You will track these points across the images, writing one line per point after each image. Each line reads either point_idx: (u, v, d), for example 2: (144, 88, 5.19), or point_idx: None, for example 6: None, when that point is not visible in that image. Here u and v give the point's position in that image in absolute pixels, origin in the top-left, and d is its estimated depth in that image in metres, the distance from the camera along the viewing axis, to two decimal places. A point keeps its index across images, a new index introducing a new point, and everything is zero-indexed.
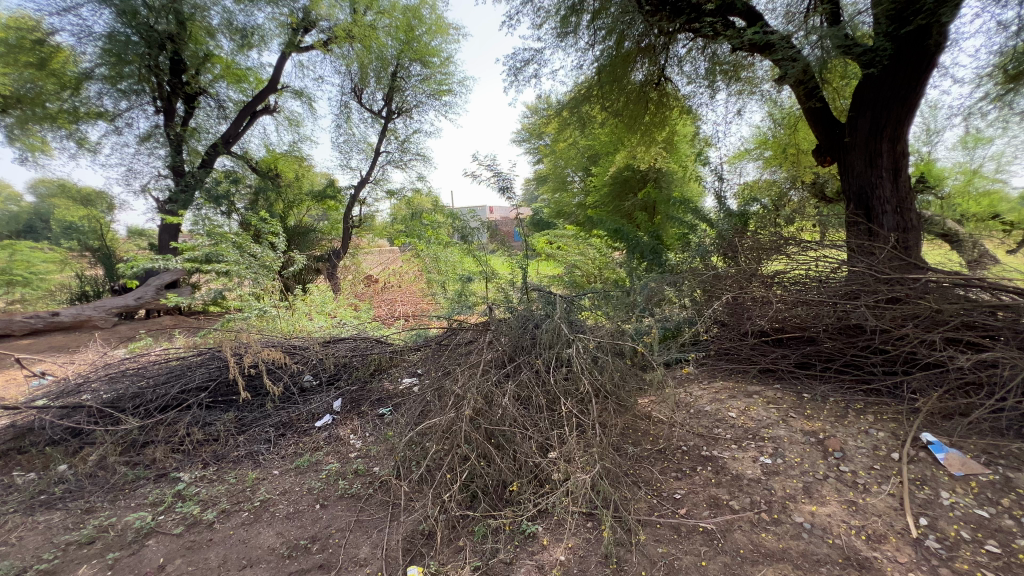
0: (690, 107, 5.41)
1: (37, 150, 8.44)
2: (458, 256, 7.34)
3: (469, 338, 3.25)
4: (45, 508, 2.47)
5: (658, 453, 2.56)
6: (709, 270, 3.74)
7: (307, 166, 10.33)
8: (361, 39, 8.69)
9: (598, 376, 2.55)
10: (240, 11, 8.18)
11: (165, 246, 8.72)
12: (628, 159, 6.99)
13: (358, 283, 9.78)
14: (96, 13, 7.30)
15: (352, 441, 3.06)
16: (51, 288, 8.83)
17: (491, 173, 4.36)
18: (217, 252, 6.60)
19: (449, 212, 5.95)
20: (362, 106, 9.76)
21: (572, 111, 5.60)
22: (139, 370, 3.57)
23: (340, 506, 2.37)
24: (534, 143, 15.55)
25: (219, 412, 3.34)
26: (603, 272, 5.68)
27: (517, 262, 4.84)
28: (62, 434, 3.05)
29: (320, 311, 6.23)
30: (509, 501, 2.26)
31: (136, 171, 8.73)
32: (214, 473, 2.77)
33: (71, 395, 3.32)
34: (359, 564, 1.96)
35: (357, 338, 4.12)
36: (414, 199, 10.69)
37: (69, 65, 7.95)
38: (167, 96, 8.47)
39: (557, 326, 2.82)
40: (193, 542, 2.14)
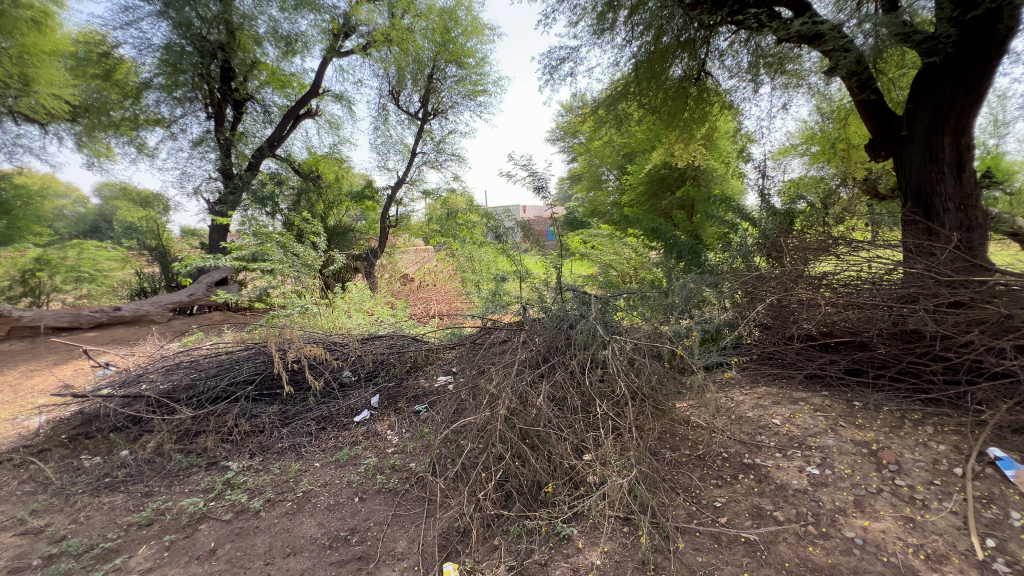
0: (732, 103, 5.22)
1: (102, 156, 9.07)
2: (492, 255, 7.36)
3: (504, 337, 3.27)
4: (110, 490, 2.65)
5: (697, 459, 2.49)
6: (752, 270, 3.60)
7: (346, 167, 10.64)
8: (399, 42, 8.87)
9: (634, 379, 2.51)
10: (284, 19, 8.53)
11: (216, 245, 9.20)
12: (666, 157, 6.81)
13: (394, 282, 9.98)
14: (155, 26, 7.79)
15: (389, 436, 3.13)
16: (114, 284, 9.46)
17: (526, 173, 4.36)
18: (263, 251, 6.89)
19: (483, 212, 5.96)
20: (399, 108, 9.94)
21: (608, 109, 5.53)
22: (192, 363, 3.77)
23: (378, 500, 2.43)
24: (568, 142, 15.44)
25: (265, 404, 3.49)
26: (639, 272, 5.56)
27: (551, 262, 4.81)
28: (125, 421, 3.26)
29: (359, 309, 6.39)
30: (544, 502, 2.25)
31: (189, 174, 9.23)
32: (260, 463, 2.89)
33: (132, 385, 3.54)
34: (397, 558, 2.00)
35: (393, 336, 4.22)
36: (450, 198, 10.80)
37: (131, 76, 8.46)
38: (217, 103, 8.90)
39: (593, 327, 2.78)
40: (241, 529, 2.25)
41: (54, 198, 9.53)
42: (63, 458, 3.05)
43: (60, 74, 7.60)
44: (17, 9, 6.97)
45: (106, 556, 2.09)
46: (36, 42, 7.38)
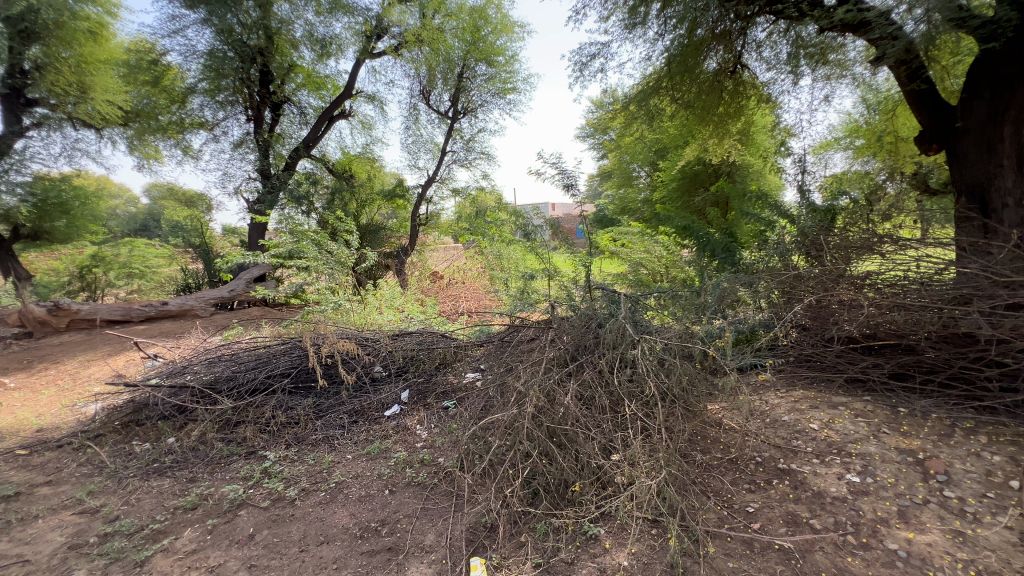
0: (770, 95, 5.04)
1: (152, 158, 9.65)
2: (520, 253, 7.37)
3: (532, 335, 3.29)
4: (158, 475, 2.81)
5: (729, 463, 2.43)
6: (789, 270, 3.47)
7: (378, 167, 10.84)
8: (430, 42, 8.96)
9: (664, 379, 2.46)
10: (320, 23, 8.79)
11: (255, 243, 9.57)
12: (699, 153, 6.64)
13: (425, 279, 10.11)
14: (199, 33, 8.14)
15: (418, 431, 3.19)
16: (162, 280, 9.86)
17: (555, 170, 4.33)
18: (299, 249, 7.12)
19: (511, 211, 5.97)
20: (430, 108, 10.07)
21: (639, 105, 5.46)
22: (233, 356, 3.93)
23: (407, 493, 2.48)
24: (597, 138, 15.27)
25: (300, 397, 3.61)
26: (670, 271, 5.45)
27: (580, 260, 4.78)
28: (172, 410, 3.43)
29: (390, 306, 6.53)
30: (572, 501, 2.25)
31: (231, 174, 9.63)
32: (296, 454, 2.99)
33: (178, 375, 3.72)
34: (425, 551, 2.04)
35: (423, 333, 4.30)
36: (479, 196, 10.87)
37: (178, 81, 8.75)
38: (256, 106, 9.22)
39: (622, 326, 2.74)
40: (278, 516, 2.33)
41: (109, 199, 10.14)
42: (116, 443, 3.24)
43: (113, 81, 8.16)
44: (76, 21, 7.61)
45: (155, 537, 2.22)
46: (92, 52, 8.07)
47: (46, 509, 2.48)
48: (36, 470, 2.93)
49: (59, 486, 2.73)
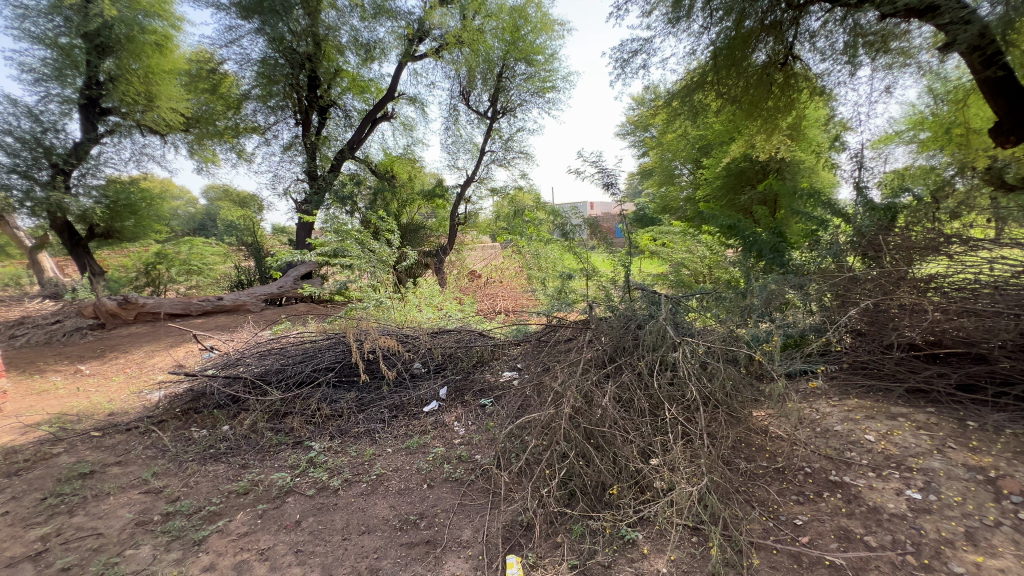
0: (824, 88, 4.80)
1: (209, 161, 10.26)
2: (559, 252, 7.33)
3: (570, 336, 3.27)
4: (214, 460, 2.99)
5: (776, 473, 2.33)
6: (844, 271, 3.29)
7: (418, 167, 11.05)
8: (470, 43, 9.04)
9: (707, 383, 2.40)
10: (365, 28, 9.08)
11: (302, 242, 9.99)
12: (745, 149, 6.35)
13: (463, 278, 10.21)
14: (254, 42, 8.58)
15: (456, 428, 3.24)
16: (217, 276, 10.40)
17: (595, 169, 4.28)
18: (344, 248, 7.40)
19: (550, 210, 5.93)
20: (469, 108, 10.18)
21: (682, 101, 5.32)
22: (282, 349, 4.12)
23: (445, 488, 2.52)
24: (638, 135, 14.97)
25: (344, 390, 3.74)
26: (713, 271, 5.27)
27: (619, 260, 4.69)
28: (226, 399, 3.64)
29: (429, 304, 6.64)
30: (609, 504, 2.22)
31: (281, 176, 10.13)
32: (339, 445, 3.11)
33: (232, 367, 3.93)
34: (462, 546, 2.07)
35: (461, 331, 4.37)
36: (517, 196, 10.88)
37: (234, 88, 9.32)
38: (305, 110, 9.61)
39: (662, 327, 2.69)
40: (323, 504, 2.43)
41: (171, 200, 10.87)
42: (177, 429, 3.47)
43: (175, 90, 8.75)
44: (144, 35, 8.20)
45: (211, 518, 2.36)
46: (159, 63, 8.65)
47: (116, 487, 2.69)
48: (107, 451, 3.18)
49: (128, 466, 2.95)
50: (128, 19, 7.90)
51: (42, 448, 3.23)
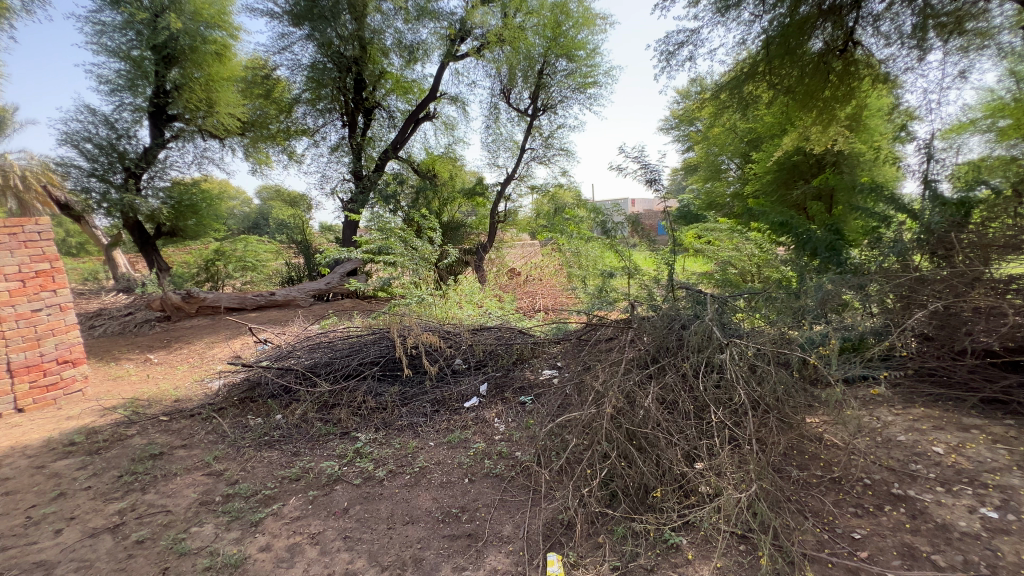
0: (889, 74, 4.48)
1: (263, 163, 10.82)
2: (599, 250, 7.24)
3: (611, 335, 3.25)
4: (269, 447, 3.16)
5: (831, 483, 2.22)
6: (909, 270, 3.08)
7: (459, 166, 11.18)
8: (511, 41, 9.09)
9: (756, 387, 2.32)
10: (408, 30, 9.28)
11: (348, 239, 10.35)
12: (799, 142, 6.00)
13: (503, 275, 10.23)
14: (304, 48, 8.97)
15: (496, 424, 3.28)
16: (270, 273, 10.90)
17: (637, 165, 4.19)
18: (388, 245, 7.64)
19: (590, 207, 5.84)
20: (510, 106, 10.18)
21: (731, 93, 5.13)
22: (330, 343, 4.28)
23: (486, 483, 2.56)
24: (683, 130, 14.51)
25: (388, 384, 3.85)
26: (763, 270, 5.05)
27: (662, 259, 4.57)
28: (279, 389, 3.83)
29: (469, 301, 6.71)
30: (652, 506, 2.18)
31: (328, 176, 10.54)
32: (384, 437, 3.21)
33: (284, 359, 4.12)
34: (503, 541, 2.09)
35: (502, 328, 4.40)
36: (557, 193, 10.75)
37: (285, 93, 9.81)
38: (351, 112, 9.93)
39: (708, 328, 2.63)
40: (369, 493, 2.52)
41: (228, 200, 11.53)
42: (235, 416, 3.69)
43: (233, 96, 9.26)
44: (206, 45, 8.75)
45: (266, 501, 2.50)
46: (218, 71, 9.17)
47: (182, 468, 2.90)
48: (174, 435, 3.42)
49: (192, 449, 3.17)
50: (191, 31, 8.44)
51: (118, 429, 3.53)
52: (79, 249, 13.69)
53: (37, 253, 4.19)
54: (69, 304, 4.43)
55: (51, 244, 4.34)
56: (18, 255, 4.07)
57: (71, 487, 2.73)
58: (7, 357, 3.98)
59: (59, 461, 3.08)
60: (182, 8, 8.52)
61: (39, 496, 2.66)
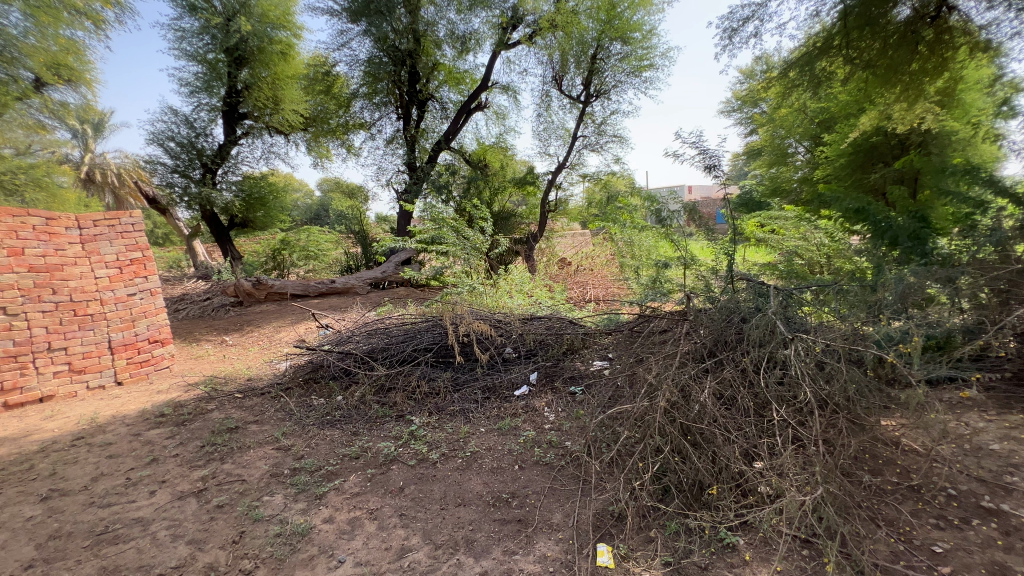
0: (990, 42, 3.98)
1: (324, 157, 11.36)
2: (653, 240, 7.03)
3: (664, 327, 3.18)
4: (331, 426, 3.35)
5: (908, 491, 2.06)
6: (1010, 262, 2.75)
7: (510, 155, 11.18)
8: (564, 26, 8.93)
9: (824, 385, 2.20)
10: (460, 21, 9.34)
11: (403, 229, 10.69)
12: (878, 122, 5.50)
13: (553, 265, 10.16)
14: (361, 43, 9.27)
15: (545, 413, 3.30)
16: (330, 262, 11.46)
17: (695, 150, 4.02)
18: (441, 235, 7.83)
19: (644, 195, 5.67)
20: (562, 93, 10.00)
21: (802, 71, 4.79)
22: (386, 329, 4.45)
23: (536, 471, 2.58)
24: (746, 111, 13.71)
25: (441, 370, 3.96)
26: (833, 261, 4.71)
27: (720, 248, 4.36)
28: (340, 372, 4.04)
29: (519, 290, 6.74)
30: (707, 504, 2.11)
31: (385, 168, 10.91)
32: (437, 421, 3.32)
33: (344, 343, 4.34)
34: (553, 528, 2.11)
35: (552, 318, 4.39)
36: (610, 181, 10.51)
37: (344, 88, 10.18)
38: (405, 104, 10.14)
39: (771, 322, 2.53)
40: (423, 474, 2.63)
41: (293, 192, 12.21)
42: (300, 396, 3.93)
43: (296, 93, 9.75)
44: (272, 45, 9.30)
45: (329, 477, 2.67)
46: (283, 70, 9.70)
47: (256, 442, 3.14)
48: (247, 411, 3.71)
49: (263, 425, 3.42)
50: (259, 32, 8.97)
51: (200, 404, 3.87)
52: (166, 239, 15.05)
53: (132, 243, 4.64)
54: (158, 289, 4.86)
55: (143, 235, 4.77)
56: (116, 244, 4.55)
57: (162, 454, 3.04)
58: (108, 336, 4.47)
59: (152, 430, 3.43)
60: (251, 11, 9.04)
61: (136, 460, 2.98)
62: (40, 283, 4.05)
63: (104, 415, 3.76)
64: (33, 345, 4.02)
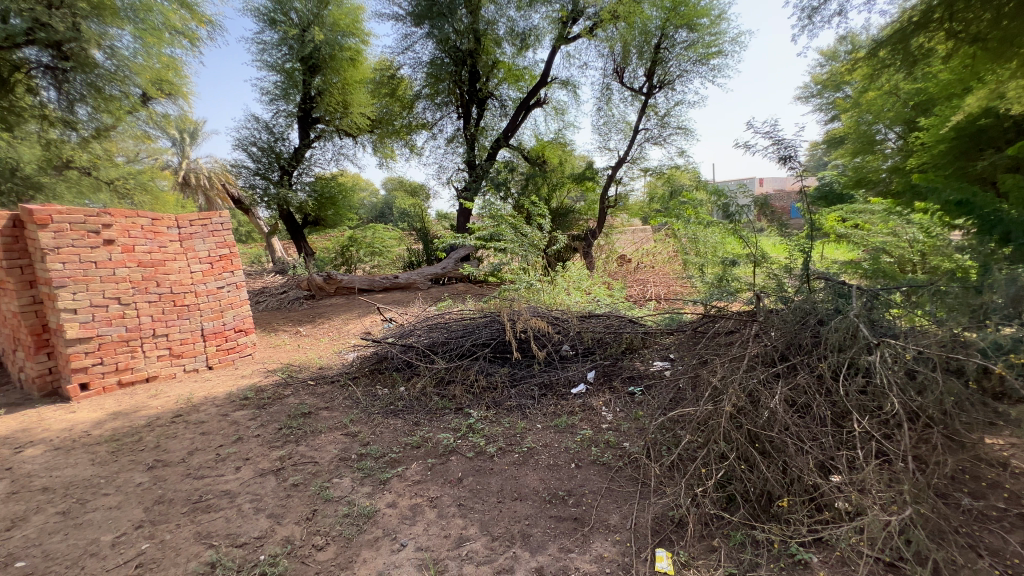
0: None
1: (389, 157, 11.85)
2: (720, 236, 6.70)
3: (731, 329, 3.05)
4: (394, 415, 3.51)
5: (1019, 519, 1.82)
6: None
7: (569, 151, 11.07)
8: (626, 16, 8.84)
9: (915, 396, 2.00)
10: (520, 17, 9.35)
11: (462, 226, 10.92)
12: (989, 102, 4.86)
13: (613, 262, 9.93)
14: (424, 46, 9.56)
15: (603, 412, 3.25)
16: (394, 258, 11.92)
17: (769, 140, 3.77)
18: (499, 232, 7.92)
19: (710, 189, 5.40)
20: (623, 85, 9.73)
21: (895, 49, 4.34)
22: (446, 324, 4.57)
23: (592, 470, 2.56)
24: (827, 97, 12.67)
25: (498, 365, 4.02)
26: (929, 259, 4.25)
27: (795, 244, 4.07)
28: (402, 363, 4.21)
29: (577, 288, 6.66)
30: (776, 516, 2.00)
31: (445, 166, 11.18)
32: (494, 415, 3.37)
33: (407, 336, 4.51)
34: (610, 530, 2.09)
35: (611, 316, 4.32)
36: (673, 175, 10.10)
37: (407, 90, 10.50)
38: (466, 103, 10.30)
39: (853, 325, 2.35)
40: (481, 467, 2.69)
41: (360, 192, 12.82)
42: (366, 385, 4.14)
43: (364, 97, 10.26)
44: (342, 52, 9.84)
45: (392, 463, 2.80)
46: (352, 75, 10.20)
47: (326, 427, 3.35)
48: (319, 398, 3.96)
49: (333, 412, 3.64)
50: (330, 40, 9.51)
51: (278, 389, 4.19)
52: (248, 236, 16.37)
53: (220, 240, 5.12)
54: (243, 283, 5.34)
55: (230, 233, 5.27)
56: (208, 242, 5.04)
57: (246, 434, 3.33)
58: (201, 324, 4.96)
59: (238, 411, 3.76)
60: (324, 21, 9.61)
61: (224, 438, 3.28)
62: (147, 276, 4.53)
63: (198, 395, 4.18)
64: (142, 331, 4.53)
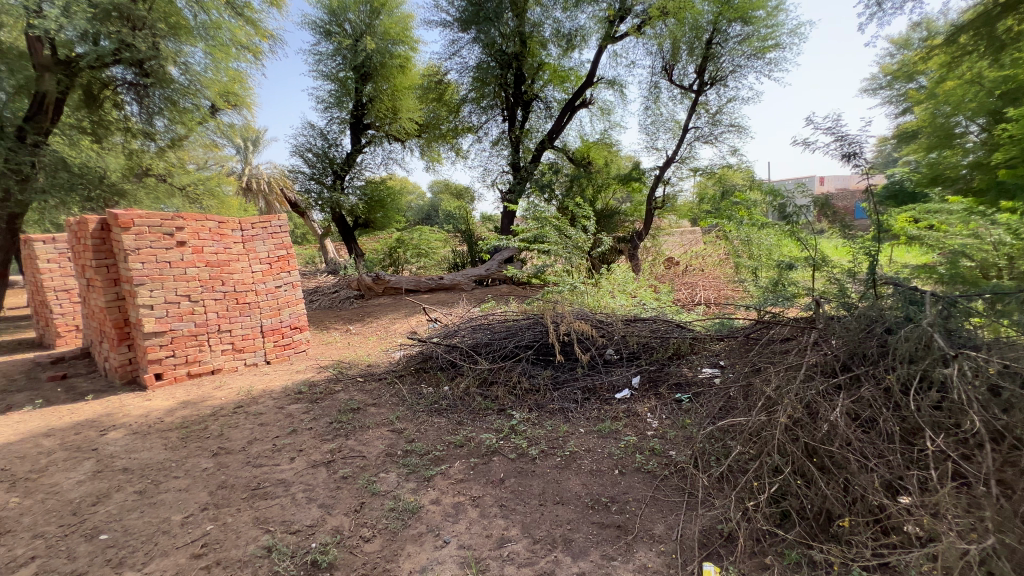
0: None
1: (436, 161, 12.11)
2: (775, 239, 6.38)
3: (788, 337, 2.90)
4: (438, 414, 3.58)
5: None
6: None
7: (615, 151, 10.91)
8: (676, 12, 8.48)
9: (999, 413, 1.83)
10: (566, 18, 9.31)
11: (506, 228, 10.99)
12: None
13: (660, 265, 9.65)
14: (470, 50, 9.72)
15: (648, 419, 3.18)
16: (439, 260, 12.16)
17: (831, 136, 3.56)
18: (543, 234, 7.92)
19: (765, 189, 5.16)
20: (672, 83, 9.46)
21: (977, 34, 3.97)
22: (489, 325, 4.62)
23: (637, 478, 2.50)
24: (897, 88, 11.80)
25: (541, 367, 4.02)
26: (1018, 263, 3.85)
27: (859, 246, 3.82)
28: (447, 363, 4.28)
29: (622, 291, 6.54)
30: (836, 536, 1.88)
31: (490, 169, 11.30)
32: (537, 418, 3.37)
33: (451, 337, 4.60)
34: (654, 539, 2.03)
35: (657, 320, 4.21)
36: (724, 174, 9.72)
37: (454, 94, 10.45)
38: (511, 106, 10.33)
39: (926, 335, 2.17)
40: (523, 468, 2.69)
41: (408, 195, 13.18)
42: (412, 383, 4.25)
43: (412, 103, 10.55)
44: (392, 60, 10.20)
45: (436, 461, 2.85)
46: (401, 82, 10.53)
47: (374, 423, 3.47)
48: (367, 394, 4.11)
49: (380, 408, 3.77)
50: (381, 49, 9.96)
51: (329, 385, 4.38)
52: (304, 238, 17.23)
53: (279, 242, 5.43)
54: (298, 282, 5.62)
55: (288, 235, 5.57)
56: (268, 243, 5.34)
57: (300, 426, 3.51)
58: (261, 321, 5.27)
59: (293, 404, 3.97)
60: (375, 31, 10.08)
61: (280, 430, 3.47)
62: (213, 275, 4.85)
63: (257, 388, 4.43)
64: (208, 326, 4.86)
